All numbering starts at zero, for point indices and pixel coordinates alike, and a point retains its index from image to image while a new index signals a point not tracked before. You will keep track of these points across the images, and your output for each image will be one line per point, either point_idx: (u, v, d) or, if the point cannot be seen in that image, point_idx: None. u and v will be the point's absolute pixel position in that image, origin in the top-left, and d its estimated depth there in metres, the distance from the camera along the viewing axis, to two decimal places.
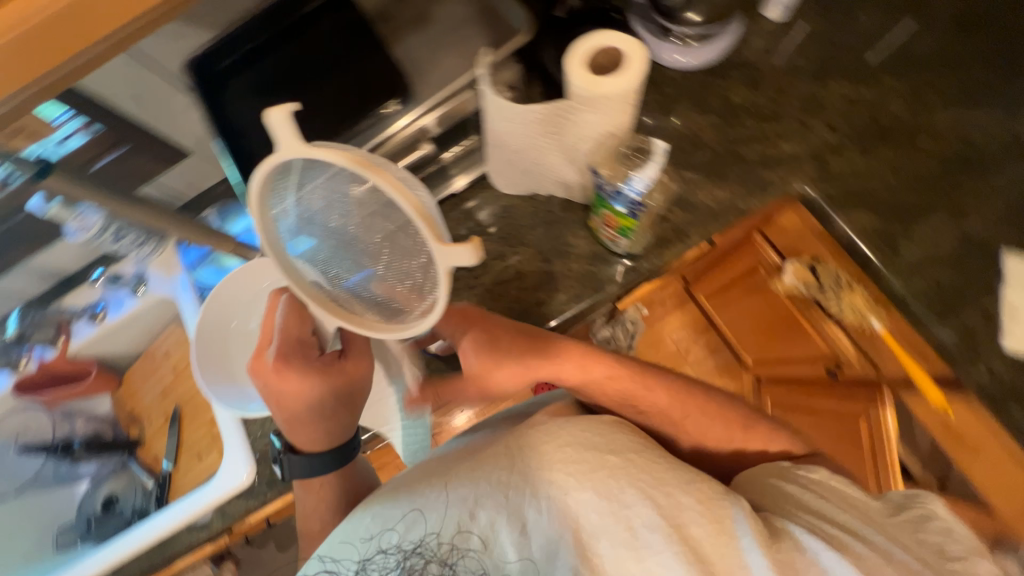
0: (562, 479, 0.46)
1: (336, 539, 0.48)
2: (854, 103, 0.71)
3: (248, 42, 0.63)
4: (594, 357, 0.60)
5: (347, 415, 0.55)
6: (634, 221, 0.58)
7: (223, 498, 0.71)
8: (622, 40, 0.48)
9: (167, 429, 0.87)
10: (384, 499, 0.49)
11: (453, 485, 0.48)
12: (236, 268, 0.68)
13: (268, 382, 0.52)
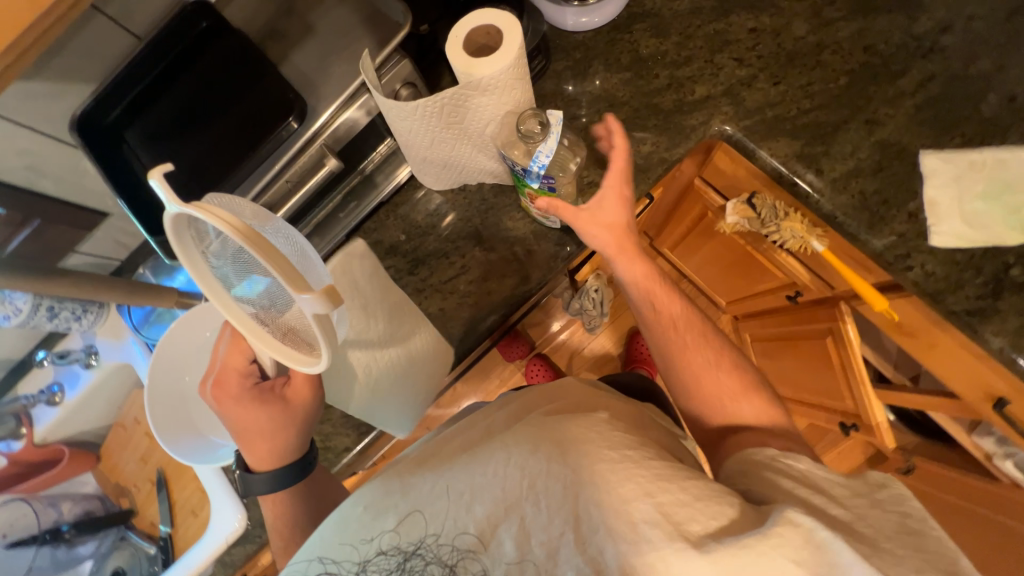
0: (563, 462, 0.41)
1: (326, 538, 0.44)
2: (759, 32, 0.71)
3: (133, 86, 0.59)
4: (639, 256, 0.60)
5: (289, 430, 0.57)
6: (551, 194, 0.58)
7: (222, 548, 0.71)
8: (499, 19, 0.51)
9: (155, 493, 0.86)
10: (376, 495, 0.45)
11: (454, 473, 0.43)
12: (173, 324, 0.63)
13: (221, 406, 0.57)
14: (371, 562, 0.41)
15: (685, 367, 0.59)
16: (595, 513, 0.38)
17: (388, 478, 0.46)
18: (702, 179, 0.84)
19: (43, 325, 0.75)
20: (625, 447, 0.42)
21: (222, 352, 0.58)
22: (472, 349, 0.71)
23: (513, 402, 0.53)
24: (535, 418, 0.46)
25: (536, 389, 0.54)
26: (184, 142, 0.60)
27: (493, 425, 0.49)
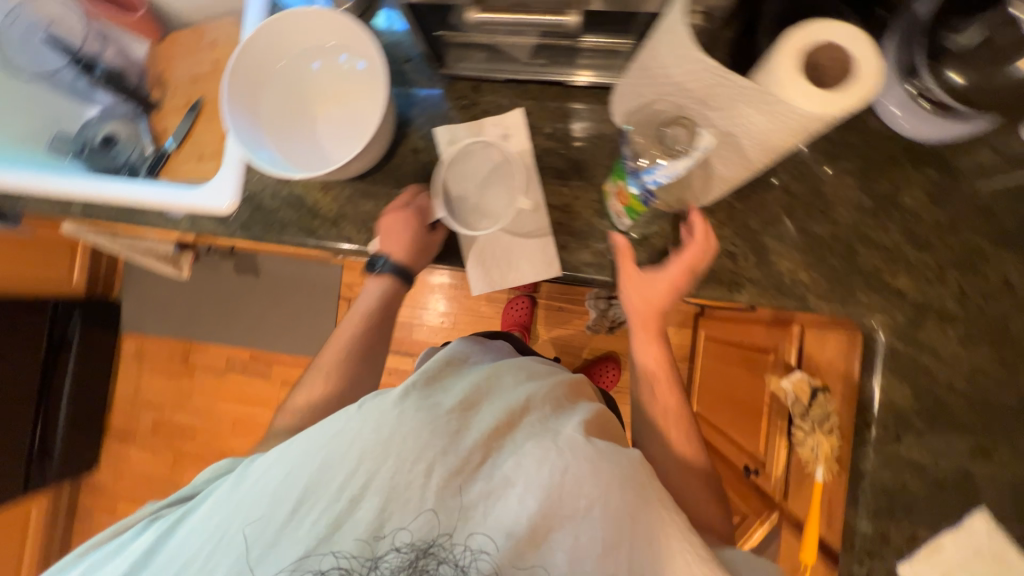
0: (590, 460, 0.40)
1: (307, 471, 0.38)
2: (1006, 289, 0.59)
3: None
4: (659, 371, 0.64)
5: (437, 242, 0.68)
6: (641, 206, 0.53)
7: (202, 210, 0.71)
8: (848, 36, 0.37)
9: (184, 114, 0.87)
10: (416, 417, 0.40)
11: (452, 467, 0.38)
12: (301, 9, 0.60)
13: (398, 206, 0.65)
14: (326, 531, 0.37)
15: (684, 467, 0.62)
16: (608, 514, 0.38)
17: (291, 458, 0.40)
18: (801, 333, 0.83)
19: None
20: (643, 493, 0.40)
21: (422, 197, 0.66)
22: (501, 278, 0.68)
23: (534, 362, 0.53)
24: (572, 431, 0.42)
25: (565, 373, 0.53)
26: None
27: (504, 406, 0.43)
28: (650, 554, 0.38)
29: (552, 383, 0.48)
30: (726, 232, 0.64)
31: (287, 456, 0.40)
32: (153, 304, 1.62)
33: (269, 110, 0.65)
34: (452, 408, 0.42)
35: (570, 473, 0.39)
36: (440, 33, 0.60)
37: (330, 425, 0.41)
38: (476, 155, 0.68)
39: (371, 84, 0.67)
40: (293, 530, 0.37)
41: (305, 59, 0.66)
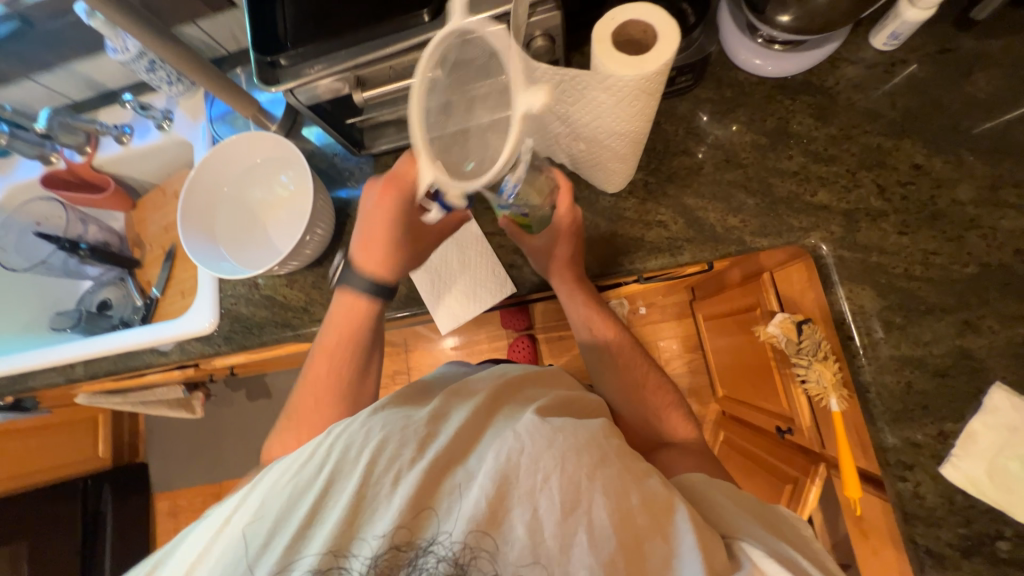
0: (545, 437, 0.45)
1: (283, 497, 0.41)
2: (918, 173, 0.63)
3: None
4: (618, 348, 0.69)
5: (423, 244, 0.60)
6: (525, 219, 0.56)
7: (188, 335, 0.77)
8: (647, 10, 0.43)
9: (163, 261, 0.95)
10: (398, 427, 0.44)
11: (420, 467, 0.41)
12: (229, 139, 0.70)
13: (374, 201, 0.58)
14: (297, 546, 0.38)
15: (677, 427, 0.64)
16: (566, 481, 0.42)
17: (281, 484, 0.41)
18: (772, 278, 0.85)
19: (140, 72, 0.79)
20: (600, 457, 0.45)
21: (401, 162, 0.56)
22: (454, 308, 0.70)
23: (488, 371, 0.59)
24: (527, 419, 0.47)
25: (524, 372, 0.59)
26: None
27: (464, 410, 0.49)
28: (615, 508, 0.42)
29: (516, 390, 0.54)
30: (651, 206, 0.69)
31: (259, 489, 0.42)
32: (178, 453, 1.65)
33: (224, 228, 0.74)
34: (428, 417, 0.47)
35: (528, 452, 0.43)
36: (350, 122, 0.69)
37: (301, 450, 0.44)
38: (494, 89, 0.44)
39: (302, 182, 0.76)
40: (267, 553, 0.38)
41: (244, 179, 0.75)
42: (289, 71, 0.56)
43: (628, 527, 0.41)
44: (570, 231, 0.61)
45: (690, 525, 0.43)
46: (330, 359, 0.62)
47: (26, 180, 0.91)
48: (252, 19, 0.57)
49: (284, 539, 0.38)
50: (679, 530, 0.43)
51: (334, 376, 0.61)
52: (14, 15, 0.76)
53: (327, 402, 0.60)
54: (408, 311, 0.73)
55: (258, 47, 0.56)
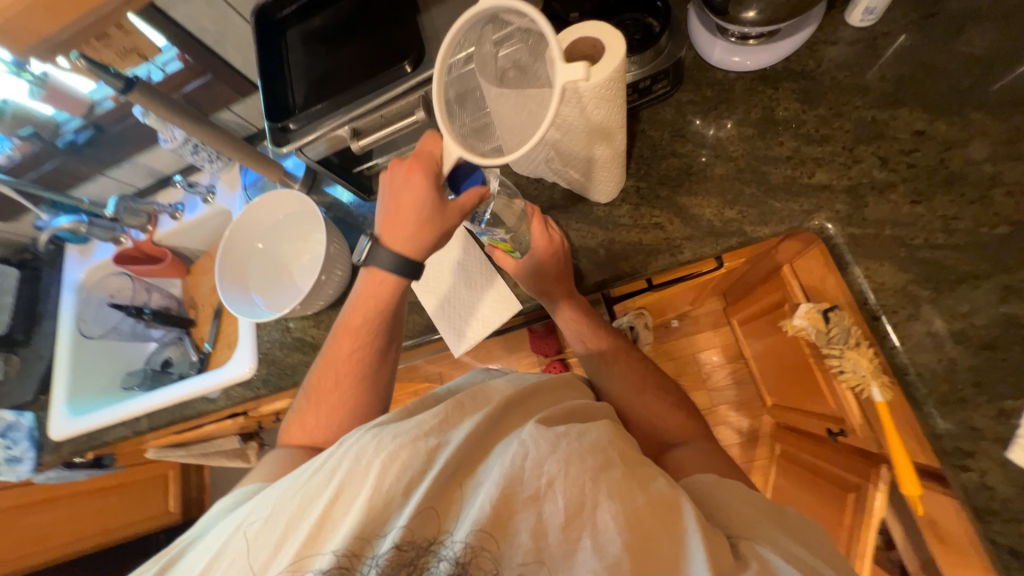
0: (549, 441, 0.44)
1: (294, 505, 0.42)
2: (923, 139, 0.60)
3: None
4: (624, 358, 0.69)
5: (451, 223, 0.58)
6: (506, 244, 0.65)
7: (232, 381, 0.85)
8: (597, 29, 0.46)
9: (213, 319, 1.06)
10: (402, 435, 0.45)
11: (427, 476, 0.42)
12: (258, 200, 0.79)
13: (407, 174, 0.56)
14: (308, 551, 0.39)
15: (699, 436, 0.62)
16: (570, 484, 0.41)
17: (293, 491, 0.43)
18: (793, 270, 0.81)
19: (187, 156, 0.92)
20: (604, 461, 0.44)
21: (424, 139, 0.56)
22: (467, 331, 0.72)
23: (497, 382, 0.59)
24: (531, 426, 0.46)
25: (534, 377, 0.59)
26: (327, 49, 0.67)
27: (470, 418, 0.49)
28: (621, 511, 0.40)
29: (527, 394, 0.54)
30: (644, 210, 0.69)
31: (273, 498, 0.44)
32: None
33: (257, 281, 0.83)
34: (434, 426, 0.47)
35: (531, 456, 0.42)
36: (358, 169, 0.77)
37: (313, 462, 0.45)
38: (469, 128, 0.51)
39: (317, 229, 0.84)
40: (280, 559, 0.39)
41: (272, 232, 0.84)
42: (299, 133, 0.64)
43: (635, 529, 0.39)
44: (550, 253, 0.64)
45: (698, 525, 0.41)
46: (353, 340, 0.65)
47: (102, 260, 1.06)
48: (266, 95, 0.66)
49: (295, 546, 0.40)
50: (689, 532, 0.40)
51: (354, 359, 0.64)
52: (91, 124, 0.93)
53: (347, 383, 0.64)
54: (423, 337, 0.76)
55: (272, 117, 0.65)
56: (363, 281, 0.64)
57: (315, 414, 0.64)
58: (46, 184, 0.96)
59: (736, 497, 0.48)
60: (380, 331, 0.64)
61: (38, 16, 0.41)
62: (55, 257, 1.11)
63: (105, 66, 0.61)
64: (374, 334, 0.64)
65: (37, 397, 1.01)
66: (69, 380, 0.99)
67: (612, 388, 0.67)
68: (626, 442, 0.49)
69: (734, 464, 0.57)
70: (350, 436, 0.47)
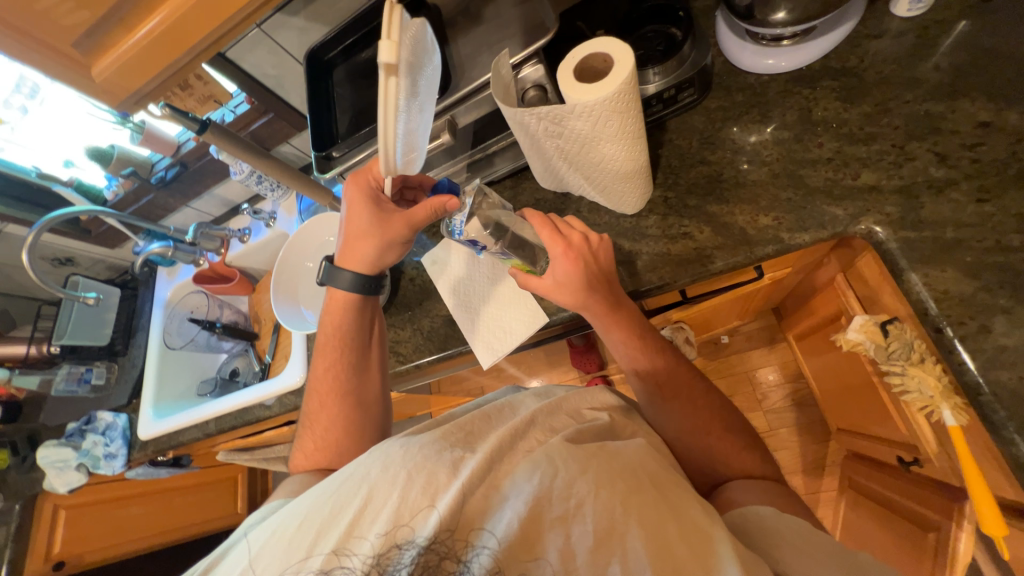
0: (579, 461, 0.43)
1: (322, 512, 0.42)
2: (990, 132, 0.54)
3: (354, 39, 0.75)
4: (682, 376, 0.62)
5: (390, 235, 0.66)
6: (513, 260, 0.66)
7: (284, 390, 0.92)
8: (613, 44, 0.48)
9: (272, 332, 1.16)
10: (422, 447, 0.46)
11: (453, 490, 0.41)
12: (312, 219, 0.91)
13: (351, 196, 0.66)
14: (337, 561, 0.39)
15: (747, 461, 0.57)
16: (600, 507, 0.40)
17: (321, 492, 0.44)
18: (846, 279, 0.74)
19: (253, 186, 1.03)
20: (634, 484, 0.43)
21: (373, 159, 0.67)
22: (493, 344, 0.73)
23: (521, 395, 0.59)
24: (557, 443, 0.45)
25: (559, 393, 0.58)
26: (368, 84, 0.73)
27: (493, 433, 0.48)
28: (653, 536, 0.39)
29: (551, 407, 0.53)
30: (673, 219, 0.68)
31: (302, 507, 0.44)
32: None
33: (308, 296, 0.92)
34: (454, 442, 0.47)
35: (560, 477, 0.41)
36: None
37: (341, 470, 0.46)
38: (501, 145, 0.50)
39: None
40: (306, 567, 0.39)
41: (324, 247, 0.93)
42: (341, 159, 0.70)
43: (666, 558, 0.38)
44: (580, 269, 0.59)
45: (735, 554, 0.38)
46: (327, 358, 0.70)
47: (184, 280, 1.21)
48: (312, 127, 0.73)
49: (324, 553, 0.40)
50: (725, 561, 0.38)
51: (333, 375, 0.69)
52: (178, 162, 1.07)
53: (331, 399, 0.68)
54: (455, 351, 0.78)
55: (316, 146, 0.72)
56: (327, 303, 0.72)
57: (313, 436, 0.68)
58: (143, 216, 1.12)
59: (784, 533, 0.44)
60: (349, 343, 0.70)
61: (130, 72, 0.49)
62: (149, 278, 1.28)
63: (186, 112, 0.71)
64: (346, 346, 0.70)
65: (130, 400, 1.15)
66: (155, 386, 1.12)
67: (652, 406, 0.62)
68: (659, 466, 0.47)
69: (782, 494, 0.52)
70: (378, 446, 0.48)
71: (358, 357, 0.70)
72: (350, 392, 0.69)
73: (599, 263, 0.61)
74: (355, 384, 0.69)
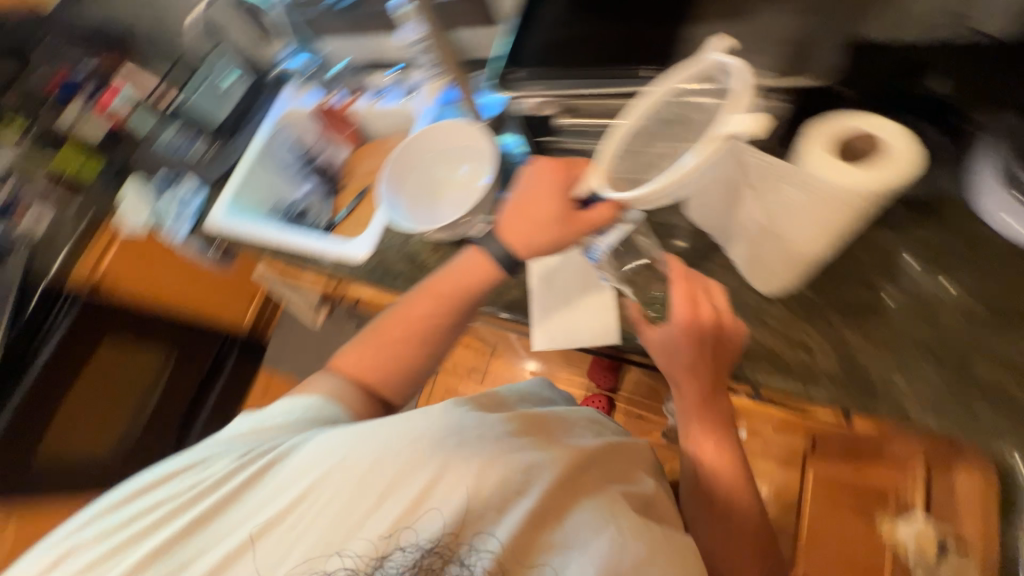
0: (649, 542, 0.44)
1: (389, 472, 0.43)
2: None
3: None
4: (739, 482, 0.58)
5: (566, 238, 0.61)
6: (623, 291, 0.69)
7: (344, 257, 0.94)
8: (879, 130, 0.46)
9: (355, 197, 1.17)
10: (483, 444, 0.45)
11: (524, 507, 0.43)
12: (448, 123, 0.88)
13: (548, 177, 0.62)
14: (407, 520, 0.43)
15: None
16: None
17: (383, 438, 0.45)
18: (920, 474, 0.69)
19: (411, 54, 1.02)
20: None
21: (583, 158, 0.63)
22: (565, 333, 0.70)
23: (576, 417, 0.58)
24: (627, 514, 0.46)
25: (618, 438, 0.55)
26: (584, 22, 0.67)
27: (560, 449, 0.48)
28: None
29: (618, 458, 0.52)
30: (802, 323, 0.62)
31: (362, 451, 0.45)
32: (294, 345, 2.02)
33: (411, 189, 0.91)
34: (512, 443, 0.46)
35: (628, 552, 0.43)
36: (544, 139, 0.78)
37: (399, 429, 0.46)
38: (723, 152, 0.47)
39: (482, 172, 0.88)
40: (376, 519, 0.43)
41: (445, 154, 0.91)
42: (521, 84, 0.66)
43: None
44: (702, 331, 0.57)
45: None
46: (432, 303, 0.64)
47: (303, 105, 1.22)
48: (510, 39, 0.69)
49: (394, 513, 0.43)
50: None
51: (423, 321, 0.64)
52: None
53: (411, 340, 0.64)
54: (514, 318, 0.76)
55: (507, 58, 0.68)
56: (457, 262, 0.66)
57: (364, 352, 0.65)
58: None
59: None
60: (457, 311, 0.64)
61: None
62: (275, 84, 1.30)
63: None
64: (453, 305, 0.64)
65: (212, 185, 1.21)
66: (238, 185, 1.17)
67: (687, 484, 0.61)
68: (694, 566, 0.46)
69: None
70: (438, 416, 0.47)
71: (456, 318, 0.64)
72: (427, 342, 0.65)
73: (727, 342, 0.58)
74: (440, 342, 0.65)
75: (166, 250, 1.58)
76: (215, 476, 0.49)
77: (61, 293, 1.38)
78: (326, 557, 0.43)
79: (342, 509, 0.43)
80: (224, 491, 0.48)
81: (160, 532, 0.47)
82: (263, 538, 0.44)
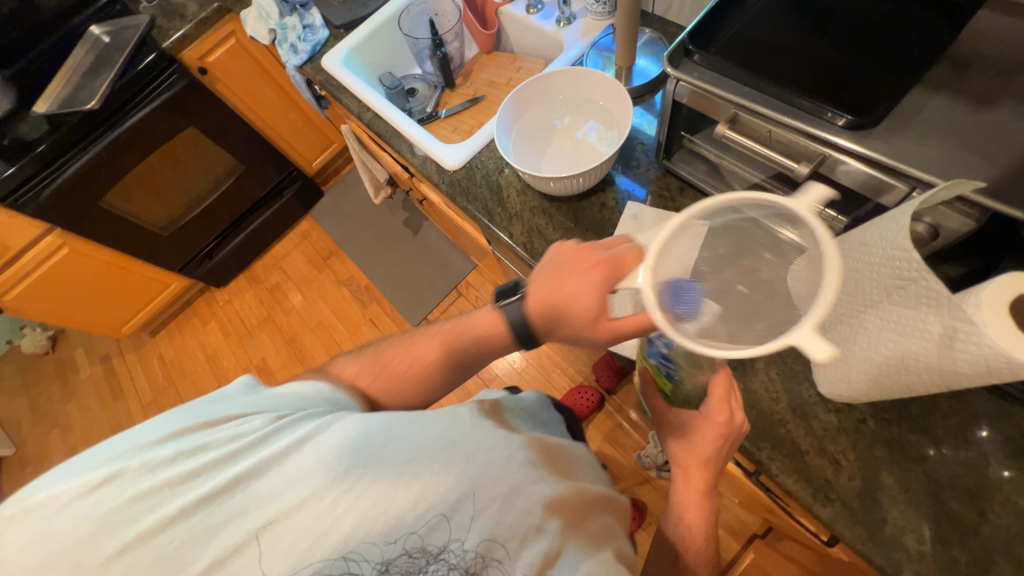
0: None
1: (424, 470, 0.43)
2: None
3: None
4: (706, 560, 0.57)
5: (587, 334, 0.52)
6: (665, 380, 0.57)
7: (435, 157, 0.92)
8: None
9: (465, 100, 1.14)
10: (507, 461, 0.46)
11: (541, 546, 0.44)
12: (595, 72, 0.81)
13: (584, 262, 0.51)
14: (439, 531, 0.42)
15: None
16: None
17: (417, 425, 0.47)
18: None
19: None
20: None
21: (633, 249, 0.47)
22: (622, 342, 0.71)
23: (580, 459, 0.58)
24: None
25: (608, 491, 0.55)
26: (793, 31, 0.60)
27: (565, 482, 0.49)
28: None
29: (618, 524, 0.52)
30: (843, 440, 0.59)
31: (399, 439, 0.45)
32: (345, 209, 2.08)
33: (527, 121, 0.86)
34: (527, 463, 0.48)
35: None
36: (684, 134, 0.71)
37: (429, 427, 0.47)
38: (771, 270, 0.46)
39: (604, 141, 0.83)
40: (412, 512, 0.42)
41: (577, 103, 0.85)
42: (695, 73, 0.59)
43: None
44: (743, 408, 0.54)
45: None
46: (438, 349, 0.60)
47: None
48: (709, 12, 0.60)
49: (433, 513, 0.42)
50: None
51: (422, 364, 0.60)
52: None
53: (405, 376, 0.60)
54: None
55: (693, 29, 0.59)
56: (475, 315, 0.61)
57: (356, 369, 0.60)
58: None
59: None
60: (462, 362, 0.61)
61: None
62: None
63: None
64: (457, 357, 0.61)
65: (338, 27, 1.18)
66: (364, 37, 1.14)
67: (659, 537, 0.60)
68: None
69: None
70: (467, 423, 0.49)
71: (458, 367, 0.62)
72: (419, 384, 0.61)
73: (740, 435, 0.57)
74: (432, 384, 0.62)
75: (270, 62, 1.63)
76: (237, 444, 0.44)
77: (168, 65, 1.38)
78: (358, 555, 0.40)
79: (373, 509, 0.41)
80: (250, 461, 0.43)
81: (178, 494, 0.41)
82: (292, 520, 0.41)
